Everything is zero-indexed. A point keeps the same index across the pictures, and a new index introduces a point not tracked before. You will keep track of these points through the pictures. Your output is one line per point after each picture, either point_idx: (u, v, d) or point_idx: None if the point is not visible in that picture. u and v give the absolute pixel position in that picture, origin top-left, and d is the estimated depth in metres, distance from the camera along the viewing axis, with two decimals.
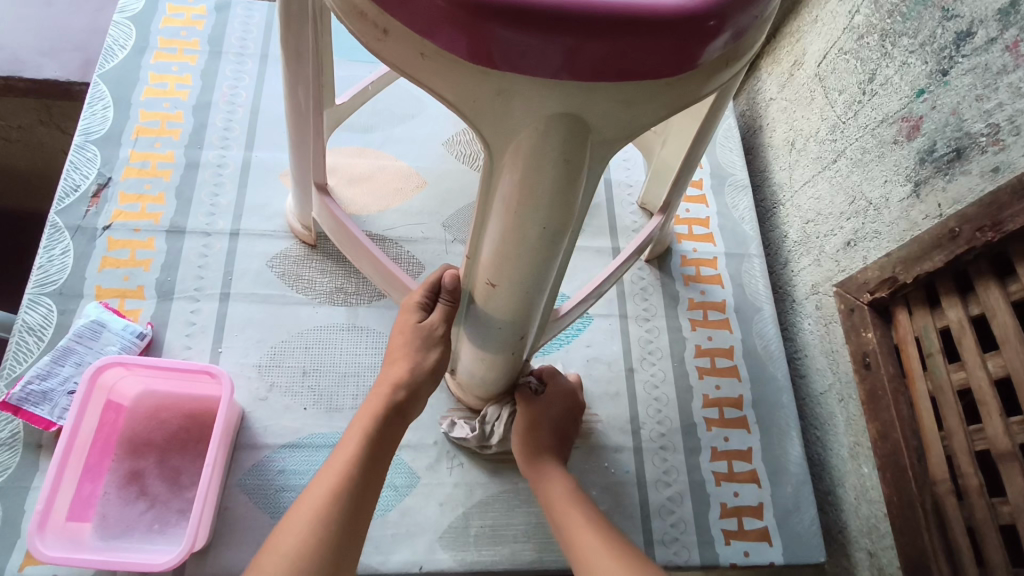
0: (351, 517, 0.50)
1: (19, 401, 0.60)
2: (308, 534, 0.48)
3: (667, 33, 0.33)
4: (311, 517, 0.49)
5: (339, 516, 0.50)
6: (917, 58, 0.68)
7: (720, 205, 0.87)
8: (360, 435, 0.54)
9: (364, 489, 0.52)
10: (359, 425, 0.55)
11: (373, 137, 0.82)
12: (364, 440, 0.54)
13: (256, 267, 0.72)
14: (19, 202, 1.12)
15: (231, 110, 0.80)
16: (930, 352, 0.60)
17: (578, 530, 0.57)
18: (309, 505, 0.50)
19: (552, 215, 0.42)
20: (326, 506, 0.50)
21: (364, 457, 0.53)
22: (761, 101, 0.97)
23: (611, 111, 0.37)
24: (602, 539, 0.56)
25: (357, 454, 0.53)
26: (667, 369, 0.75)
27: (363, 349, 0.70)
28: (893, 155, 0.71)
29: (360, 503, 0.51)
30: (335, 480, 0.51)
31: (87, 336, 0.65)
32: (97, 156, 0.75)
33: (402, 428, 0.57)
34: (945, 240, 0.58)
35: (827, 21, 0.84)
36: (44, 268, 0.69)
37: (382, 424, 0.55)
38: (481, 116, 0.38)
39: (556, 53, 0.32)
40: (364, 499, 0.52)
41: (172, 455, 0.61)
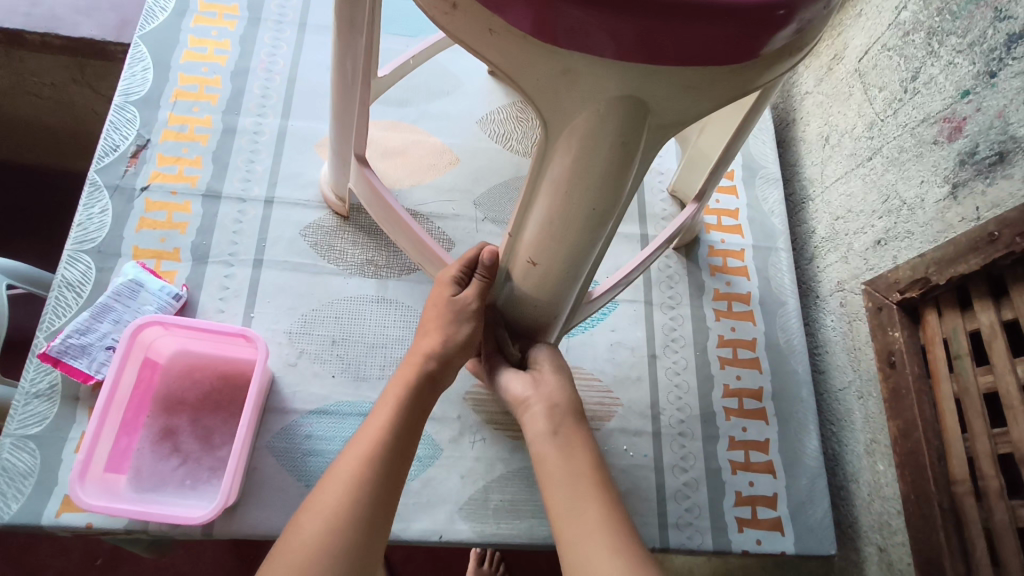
0: (388, 477, 0.52)
1: (59, 354, 0.62)
2: (346, 496, 0.50)
3: (735, 21, 0.33)
4: (350, 475, 0.51)
5: (378, 473, 0.51)
6: (964, 58, 0.67)
7: (751, 197, 0.86)
8: (395, 399, 0.55)
9: (399, 450, 0.53)
10: (395, 390, 0.56)
11: (408, 112, 0.82)
12: (398, 407, 0.55)
13: (289, 235, 0.73)
14: (49, 160, 1.14)
15: (268, 77, 0.81)
16: (957, 355, 0.60)
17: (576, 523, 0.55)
18: (345, 467, 0.51)
19: (601, 196, 0.43)
20: (362, 467, 0.51)
21: (398, 424, 0.54)
22: (797, 95, 0.97)
23: (672, 95, 0.37)
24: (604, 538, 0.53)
25: (394, 417, 0.54)
26: (690, 357, 0.76)
27: (392, 322, 0.71)
28: (932, 155, 0.70)
29: (395, 465, 0.53)
30: (370, 445, 0.52)
31: (125, 294, 0.66)
32: (136, 117, 0.76)
33: (436, 395, 0.58)
34: (982, 244, 0.58)
35: (872, 16, 0.83)
36: (84, 225, 0.70)
37: (416, 389, 0.56)
38: (541, 93, 0.38)
39: (621, 34, 0.33)
40: (401, 459, 0.53)
41: (205, 414, 0.63)
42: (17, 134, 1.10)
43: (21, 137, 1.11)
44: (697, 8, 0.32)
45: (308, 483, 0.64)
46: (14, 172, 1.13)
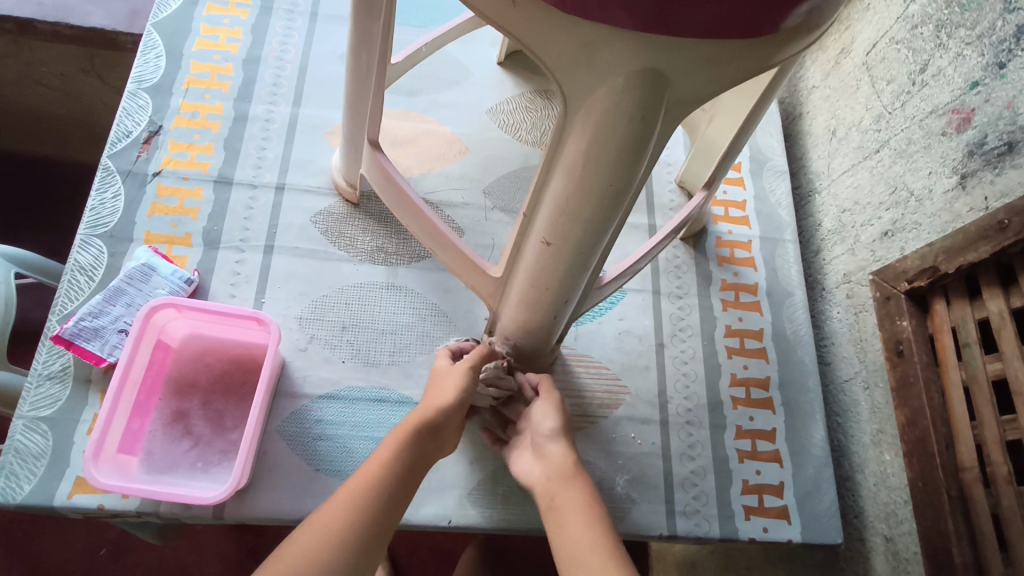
0: (387, 510, 0.51)
1: (72, 336, 0.62)
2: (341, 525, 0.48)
3: None
4: (350, 502, 0.49)
5: (377, 505, 0.50)
6: (973, 50, 0.68)
7: (758, 189, 0.87)
8: (405, 436, 0.54)
9: (400, 489, 0.52)
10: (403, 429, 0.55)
11: (418, 101, 0.83)
12: (403, 442, 0.54)
13: (300, 221, 0.74)
14: (55, 151, 1.15)
15: (279, 66, 0.81)
16: (966, 343, 0.61)
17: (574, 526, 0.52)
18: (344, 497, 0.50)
19: (618, 174, 0.43)
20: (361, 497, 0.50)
21: (401, 459, 0.53)
22: (804, 89, 0.97)
23: (693, 69, 0.37)
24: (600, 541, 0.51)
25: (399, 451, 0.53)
26: (697, 346, 0.76)
27: (402, 308, 0.72)
28: (940, 147, 0.71)
29: (394, 500, 0.51)
30: (371, 477, 0.51)
31: (137, 277, 0.66)
32: (149, 103, 0.76)
33: (446, 438, 0.58)
34: (991, 232, 0.58)
35: (880, 9, 0.83)
36: (96, 210, 0.70)
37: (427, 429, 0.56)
38: (561, 68, 0.38)
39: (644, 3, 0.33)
40: (402, 495, 0.52)
41: (216, 398, 0.63)
42: (25, 124, 1.11)
43: (29, 128, 1.11)
44: None
45: (319, 467, 0.64)
46: (21, 162, 1.14)
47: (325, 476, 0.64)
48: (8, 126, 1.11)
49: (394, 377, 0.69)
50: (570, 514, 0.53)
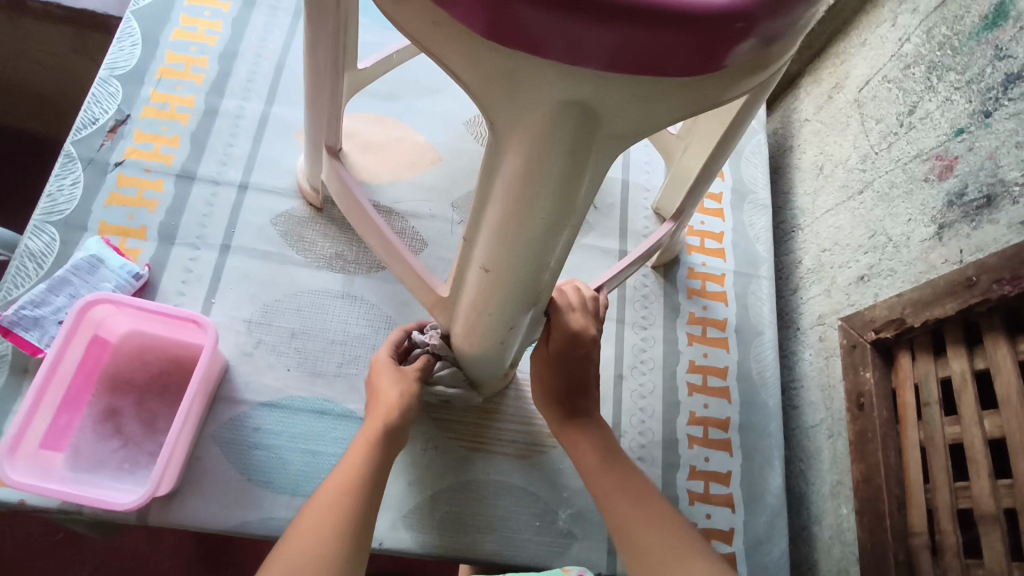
0: (366, 507, 0.53)
1: (9, 325, 0.61)
2: (335, 516, 0.51)
3: (694, 31, 0.31)
4: (333, 494, 0.53)
5: (356, 505, 0.53)
6: (961, 96, 0.65)
7: (737, 222, 0.84)
8: (367, 445, 0.57)
9: (374, 488, 0.55)
10: (365, 439, 0.57)
11: (395, 107, 0.81)
12: (369, 439, 0.57)
13: (260, 222, 0.72)
14: (40, 129, 1.13)
15: (256, 61, 0.80)
16: (927, 402, 0.58)
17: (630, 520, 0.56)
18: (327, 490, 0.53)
19: (552, 206, 0.41)
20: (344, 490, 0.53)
21: (372, 455, 0.56)
22: (796, 121, 0.95)
23: (624, 104, 0.35)
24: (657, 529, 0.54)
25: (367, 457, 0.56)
26: (657, 380, 0.74)
27: (354, 319, 0.70)
28: (921, 193, 0.68)
29: (372, 499, 0.54)
30: (348, 471, 0.55)
31: (84, 269, 0.65)
32: (119, 91, 0.75)
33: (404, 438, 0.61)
34: (960, 288, 0.55)
35: (876, 46, 0.81)
36: (53, 196, 0.69)
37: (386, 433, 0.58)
38: (486, 96, 0.36)
39: (574, 40, 0.30)
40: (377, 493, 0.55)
41: (151, 398, 0.62)
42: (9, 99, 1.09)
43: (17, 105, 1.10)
44: (656, 17, 0.30)
45: (251, 478, 0.62)
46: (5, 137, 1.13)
47: (257, 487, 0.62)
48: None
49: (339, 390, 0.67)
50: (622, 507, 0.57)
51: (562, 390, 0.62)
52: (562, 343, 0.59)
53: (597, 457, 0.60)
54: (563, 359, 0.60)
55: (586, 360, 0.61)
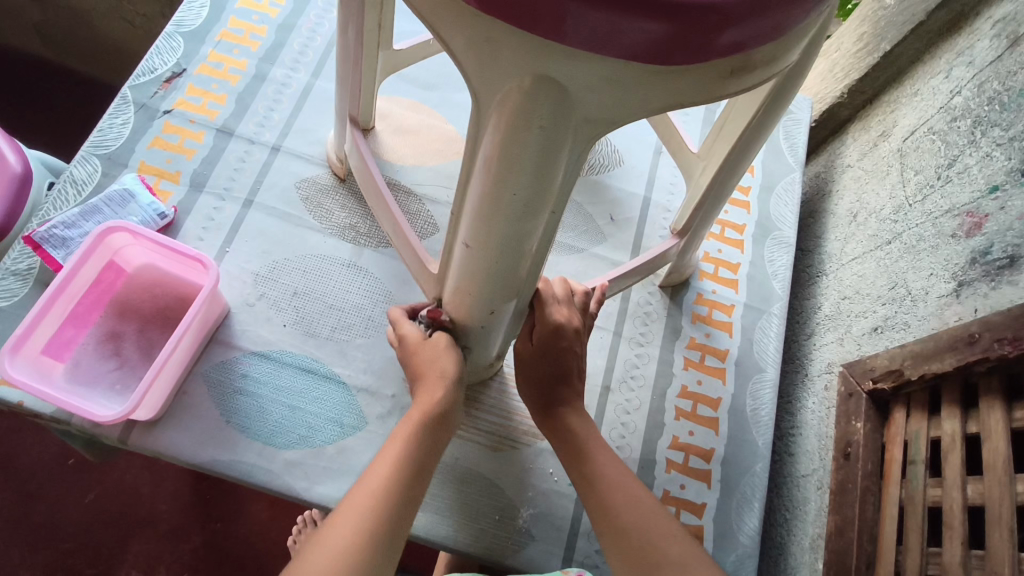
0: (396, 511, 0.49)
1: (40, 240, 0.66)
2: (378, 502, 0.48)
3: (671, 20, 0.31)
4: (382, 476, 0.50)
5: (400, 497, 0.50)
6: (1002, 152, 0.61)
7: (757, 255, 0.82)
8: (393, 453, 0.52)
9: (415, 477, 0.52)
10: (397, 438, 0.53)
11: (432, 96, 0.84)
12: (416, 425, 0.54)
13: (284, 184, 0.76)
14: (110, 79, 1.19)
15: (310, 37, 0.85)
16: (913, 460, 0.56)
17: (627, 502, 0.55)
18: (376, 472, 0.51)
19: (528, 186, 0.42)
20: (393, 474, 0.50)
21: (416, 442, 0.53)
22: (839, 166, 0.91)
23: (596, 86, 0.35)
24: (663, 520, 0.54)
25: (394, 469, 0.51)
26: (644, 398, 0.73)
27: (356, 289, 0.72)
28: (946, 249, 0.64)
29: (404, 504, 0.50)
30: (396, 454, 0.52)
31: (116, 201, 0.69)
32: (181, 46, 0.80)
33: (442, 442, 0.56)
34: (961, 344, 0.52)
35: (926, 96, 0.76)
36: (103, 132, 0.74)
37: (429, 425, 0.55)
38: (470, 61, 0.37)
39: (552, 13, 0.31)
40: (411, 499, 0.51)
41: (151, 328, 0.65)
42: (85, 46, 1.14)
43: (94, 52, 1.15)
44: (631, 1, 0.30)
45: (229, 419, 0.64)
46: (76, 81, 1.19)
47: (233, 430, 0.64)
48: (66, 45, 1.15)
49: (327, 353, 0.69)
50: (613, 490, 0.56)
51: (540, 382, 0.62)
52: (545, 331, 0.59)
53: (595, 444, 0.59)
54: (544, 354, 0.60)
55: (568, 354, 0.61)
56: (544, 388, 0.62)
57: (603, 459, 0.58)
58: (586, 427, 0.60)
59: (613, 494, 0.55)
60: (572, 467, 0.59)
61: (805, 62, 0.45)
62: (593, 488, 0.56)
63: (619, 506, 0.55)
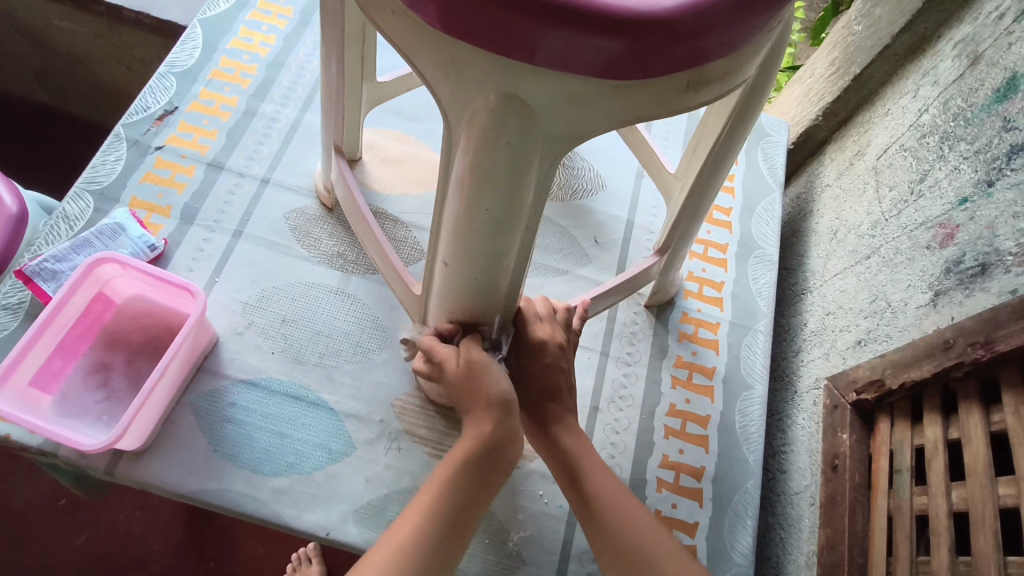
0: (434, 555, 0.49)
1: (31, 274, 0.67)
2: (412, 539, 0.49)
3: (624, 37, 0.33)
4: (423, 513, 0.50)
5: (433, 537, 0.49)
6: (969, 165, 0.63)
7: (740, 273, 0.84)
8: (432, 490, 0.51)
9: (456, 517, 0.51)
10: (438, 476, 0.52)
11: (418, 127, 0.86)
12: (459, 456, 0.53)
13: (273, 215, 0.77)
14: (104, 119, 1.22)
15: (299, 74, 0.88)
16: (898, 469, 0.56)
17: (630, 523, 0.55)
18: (416, 508, 0.51)
19: (500, 201, 0.43)
20: (428, 512, 0.50)
21: (455, 478, 0.52)
22: (818, 186, 0.93)
23: (558, 103, 0.37)
24: (664, 540, 0.54)
25: (428, 514, 0.50)
26: (633, 418, 0.73)
27: (344, 315, 0.73)
28: (922, 260, 0.65)
29: (440, 544, 0.49)
30: (436, 488, 0.51)
31: (107, 234, 0.70)
32: (173, 85, 0.83)
33: (495, 477, 0.54)
34: (938, 350, 0.53)
35: (897, 115, 0.78)
36: (96, 168, 0.76)
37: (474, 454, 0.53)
38: (440, 84, 0.38)
39: (512, 34, 0.33)
40: (451, 541, 0.50)
41: (140, 358, 0.66)
42: (81, 89, 1.17)
43: (88, 94, 1.18)
44: (585, 22, 0.32)
45: (217, 448, 0.64)
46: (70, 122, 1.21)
47: (220, 458, 0.64)
48: (64, 88, 1.18)
49: (316, 380, 0.69)
50: (616, 509, 0.55)
51: (530, 404, 0.62)
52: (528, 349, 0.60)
53: (597, 459, 0.59)
54: (533, 375, 0.61)
55: (553, 371, 0.61)
56: (531, 407, 0.62)
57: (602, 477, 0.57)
58: (585, 443, 0.60)
59: (612, 513, 0.55)
60: (570, 488, 0.58)
61: (767, 75, 0.47)
62: (593, 507, 0.56)
63: (622, 527, 0.54)
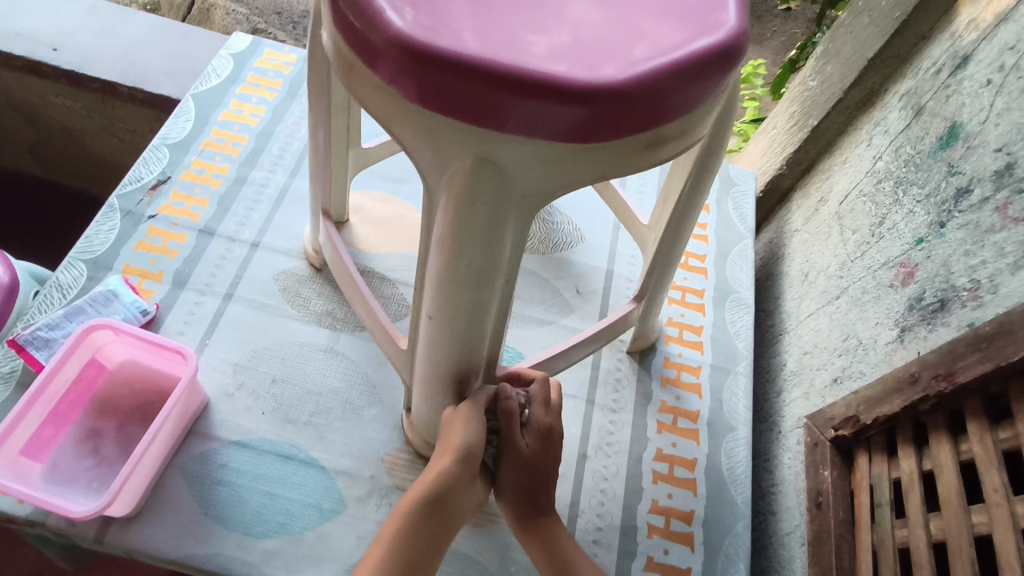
0: None
1: (24, 343, 0.68)
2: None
3: (584, 104, 0.36)
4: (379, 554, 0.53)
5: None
6: (922, 208, 0.66)
7: (718, 317, 0.86)
8: (392, 523, 0.54)
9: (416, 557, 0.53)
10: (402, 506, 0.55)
11: (402, 188, 0.90)
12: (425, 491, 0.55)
13: (263, 277, 0.80)
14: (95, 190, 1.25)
15: (287, 142, 0.92)
16: (879, 503, 0.57)
17: None
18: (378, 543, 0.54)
19: (479, 256, 0.45)
20: (389, 547, 0.53)
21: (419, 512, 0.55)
22: (787, 232, 0.97)
23: (528, 165, 0.40)
24: None
25: (389, 552, 0.53)
26: (621, 464, 0.74)
27: (333, 373, 0.75)
28: (887, 298, 0.68)
29: None
30: (400, 520, 0.54)
31: (100, 301, 0.72)
32: (166, 157, 0.87)
33: (449, 519, 0.57)
34: (905, 384, 0.55)
35: (854, 163, 0.83)
36: (90, 238, 0.79)
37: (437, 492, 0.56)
38: (419, 151, 0.42)
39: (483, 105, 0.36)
40: None
41: (131, 424, 0.66)
42: (74, 162, 1.21)
43: (79, 166, 1.22)
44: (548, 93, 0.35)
45: (207, 511, 0.64)
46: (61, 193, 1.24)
47: (211, 521, 0.64)
48: (57, 162, 1.22)
49: (306, 438, 0.70)
50: None
51: (522, 468, 0.62)
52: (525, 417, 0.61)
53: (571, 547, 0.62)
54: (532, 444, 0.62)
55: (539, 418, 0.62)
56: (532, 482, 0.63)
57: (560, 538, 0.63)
58: (564, 534, 0.63)
59: None
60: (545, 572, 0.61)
61: (722, 132, 0.51)
62: None
63: None
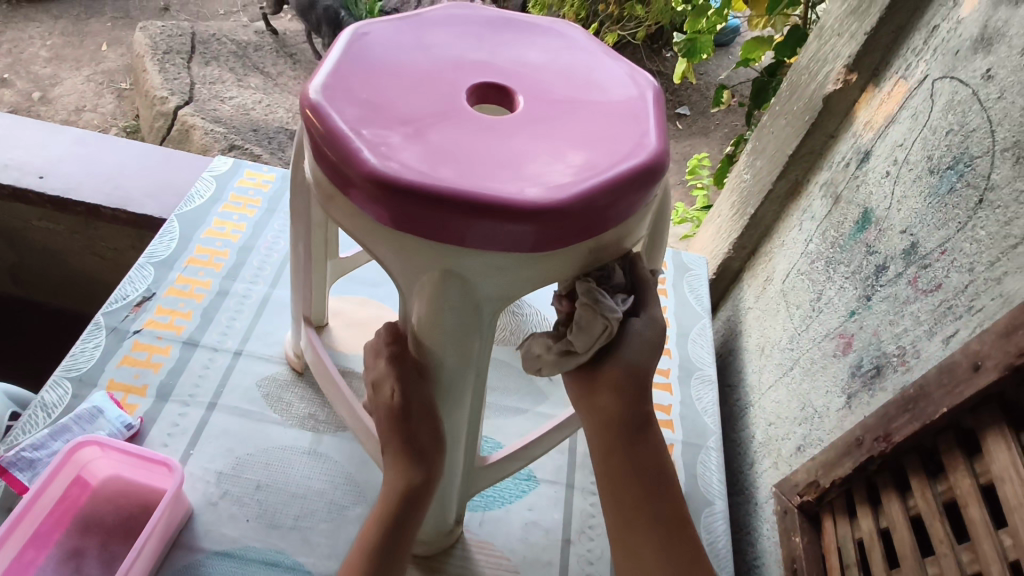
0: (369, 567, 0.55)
1: (8, 464, 0.69)
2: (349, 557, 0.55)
3: (535, 221, 0.42)
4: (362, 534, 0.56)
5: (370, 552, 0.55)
6: (850, 284, 0.74)
7: (685, 395, 0.91)
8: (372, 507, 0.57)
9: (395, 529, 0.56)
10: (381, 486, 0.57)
11: (379, 291, 0.95)
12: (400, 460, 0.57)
13: (246, 384, 0.82)
14: (75, 306, 1.28)
15: (267, 255, 0.97)
16: (848, 564, 0.60)
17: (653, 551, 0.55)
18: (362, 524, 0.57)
19: (452, 353, 0.50)
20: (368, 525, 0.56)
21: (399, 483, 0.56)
22: (741, 310, 1.04)
23: (489, 273, 0.46)
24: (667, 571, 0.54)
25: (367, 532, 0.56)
26: (604, 546, 0.75)
27: (317, 474, 0.76)
28: (832, 368, 0.74)
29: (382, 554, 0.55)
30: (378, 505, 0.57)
31: (85, 418, 0.74)
32: (151, 274, 0.91)
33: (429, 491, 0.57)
34: (853, 448, 0.60)
35: (790, 245, 0.91)
36: (76, 356, 0.81)
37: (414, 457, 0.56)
38: (394, 265, 0.47)
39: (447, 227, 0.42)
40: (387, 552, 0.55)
41: (114, 541, 0.67)
42: (54, 281, 1.25)
43: (59, 285, 1.25)
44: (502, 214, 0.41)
45: None
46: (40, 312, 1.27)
47: None
48: (38, 282, 1.25)
49: (292, 543, 0.71)
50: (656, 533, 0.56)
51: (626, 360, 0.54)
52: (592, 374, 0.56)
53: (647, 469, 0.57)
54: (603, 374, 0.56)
55: None
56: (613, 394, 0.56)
57: (655, 458, 0.57)
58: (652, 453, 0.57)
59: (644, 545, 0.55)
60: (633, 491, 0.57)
61: (662, 230, 0.57)
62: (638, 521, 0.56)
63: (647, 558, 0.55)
